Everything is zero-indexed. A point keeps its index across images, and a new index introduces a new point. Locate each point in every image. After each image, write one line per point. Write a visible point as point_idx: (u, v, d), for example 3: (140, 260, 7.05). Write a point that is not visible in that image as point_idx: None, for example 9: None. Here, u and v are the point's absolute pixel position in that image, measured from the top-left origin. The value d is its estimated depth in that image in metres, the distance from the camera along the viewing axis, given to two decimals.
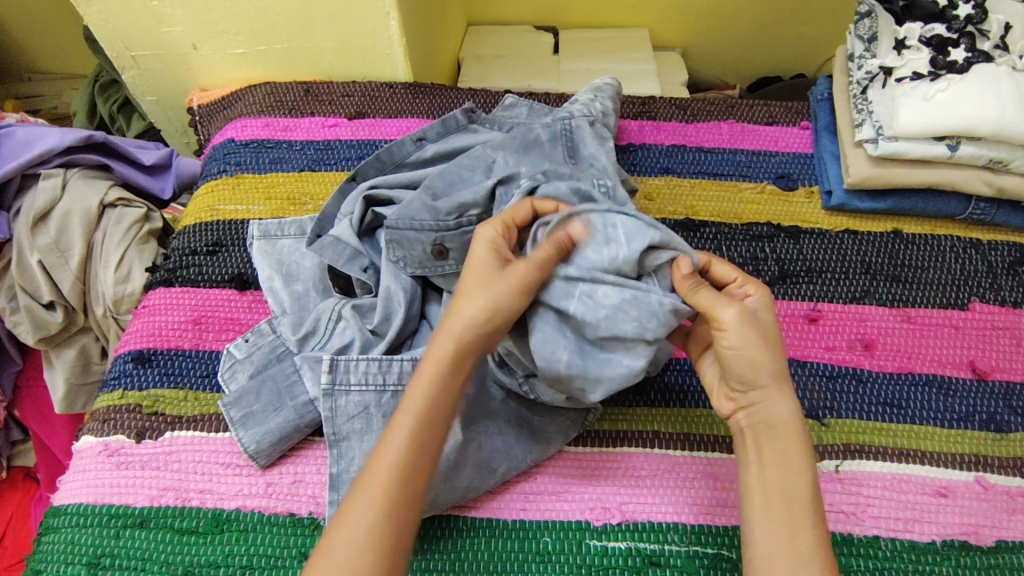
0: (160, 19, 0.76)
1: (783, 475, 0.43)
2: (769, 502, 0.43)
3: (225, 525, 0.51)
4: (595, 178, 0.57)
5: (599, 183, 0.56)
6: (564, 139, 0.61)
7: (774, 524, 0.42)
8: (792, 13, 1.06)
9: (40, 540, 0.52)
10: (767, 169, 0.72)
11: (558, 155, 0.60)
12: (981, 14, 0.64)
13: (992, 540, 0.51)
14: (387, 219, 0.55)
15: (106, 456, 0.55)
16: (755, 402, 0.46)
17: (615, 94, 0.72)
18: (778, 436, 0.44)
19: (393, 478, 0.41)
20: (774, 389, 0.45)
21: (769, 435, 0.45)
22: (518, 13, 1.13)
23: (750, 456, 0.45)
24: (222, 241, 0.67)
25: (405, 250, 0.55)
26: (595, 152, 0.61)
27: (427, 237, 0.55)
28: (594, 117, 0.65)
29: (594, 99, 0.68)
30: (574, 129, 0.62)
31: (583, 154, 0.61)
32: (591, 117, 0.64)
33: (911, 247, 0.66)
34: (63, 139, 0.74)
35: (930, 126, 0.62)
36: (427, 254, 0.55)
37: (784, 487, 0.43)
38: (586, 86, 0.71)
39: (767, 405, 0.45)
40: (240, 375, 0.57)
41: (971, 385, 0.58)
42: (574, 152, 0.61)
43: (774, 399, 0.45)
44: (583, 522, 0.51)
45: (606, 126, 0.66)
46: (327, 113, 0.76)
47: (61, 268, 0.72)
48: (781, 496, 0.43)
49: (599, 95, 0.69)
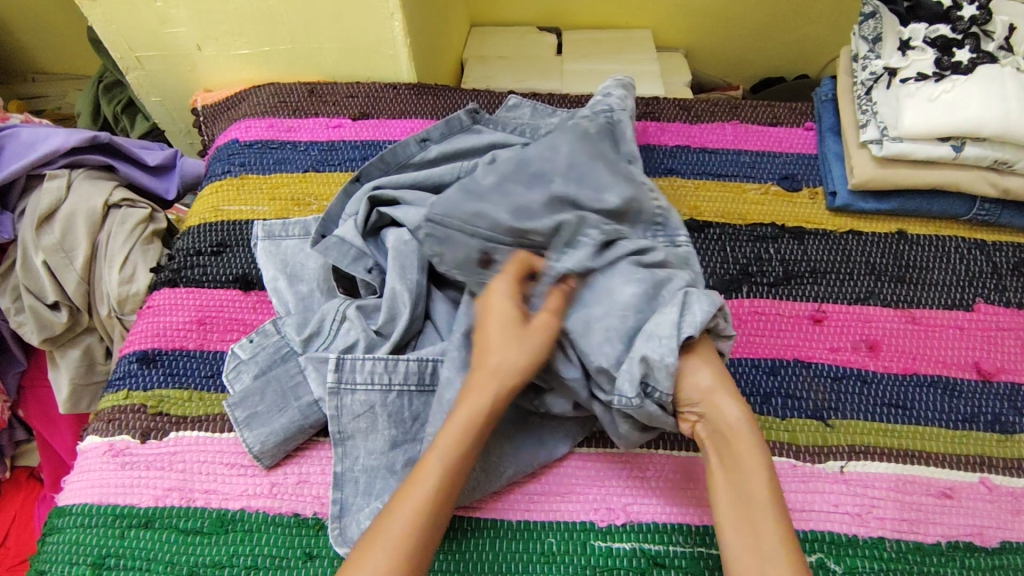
0: (165, 20, 0.76)
1: (739, 477, 0.44)
2: (733, 509, 0.43)
3: (230, 525, 0.51)
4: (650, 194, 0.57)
5: (653, 204, 0.56)
6: (609, 131, 0.61)
7: (736, 526, 0.43)
8: (796, 13, 1.06)
9: (45, 541, 0.52)
10: (771, 170, 0.72)
11: (605, 147, 0.59)
12: (986, 14, 0.64)
13: (997, 541, 0.50)
14: (433, 212, 0.53)
15: (110, 456, 0.55)
16: (702, 414, 0.47)
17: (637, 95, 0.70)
18: (731, 442, 0.45)
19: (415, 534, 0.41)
20: (716, 396, 0.47)
21: (722, 442, 0.46)
22: (522, 14, 1.13)
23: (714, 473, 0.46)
24: (227, 241, 0.67)
25: (444, 249, 0.54)
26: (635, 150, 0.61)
27: (476, 244, 0.53)
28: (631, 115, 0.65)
29: (625, 97, 0.66)
30: (617, 122, 0.63)
31: (624, 148, 0.61)
32: (628, 112, 0.65)
33: (916, 248, 0.66)
34: (68, 140, 0.75)
35: (935, 127, 0.62)
36: (474, 260, 0.54)
37: (739, 487, 0.44)
38: (612, 79, 0.68)
39: (714, 414, 0.46)
40: (245, 375, 0.56)
41: (974, 386, 0.58)
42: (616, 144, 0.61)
43: (724, 404, 0.46)
44: (588, 522, 0.50)
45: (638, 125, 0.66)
46: (331, 114, 0.76)
47: (67, 268, 0.72)
48: (742, 499, 0.43)
49: (629, 95, 0.67)
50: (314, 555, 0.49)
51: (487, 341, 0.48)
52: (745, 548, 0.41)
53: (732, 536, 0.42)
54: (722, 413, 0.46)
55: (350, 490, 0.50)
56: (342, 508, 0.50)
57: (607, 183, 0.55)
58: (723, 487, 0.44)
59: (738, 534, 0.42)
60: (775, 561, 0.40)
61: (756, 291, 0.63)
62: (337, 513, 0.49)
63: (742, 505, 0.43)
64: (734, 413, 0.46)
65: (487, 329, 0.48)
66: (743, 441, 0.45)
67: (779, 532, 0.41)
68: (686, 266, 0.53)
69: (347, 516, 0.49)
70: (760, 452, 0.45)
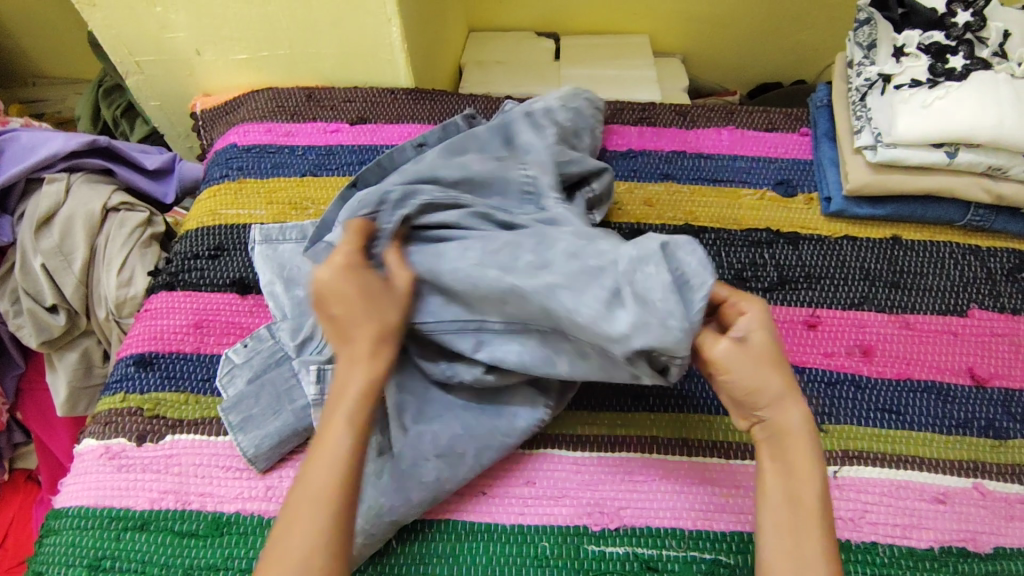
0: (165, 25, 0.76)
1: (790, 483, 0.43)
2: (779, 513, 0.43)
3: (226, 528, 0.51)
4: (520, 170, 0.60)
5: (523, 176, 0.59)
6: (500, 131, 0.64)
7: (780, 531, 0.42)
8: (793, 19, 1.07)
9: (41, 543, 0.52)
10: (766, 175, 0.72)
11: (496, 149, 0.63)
12: (980, 21, 0.65)
13: (990, 547, 0.51)
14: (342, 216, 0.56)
15: (107, 459, 0.55)
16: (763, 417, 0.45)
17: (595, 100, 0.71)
18: (787, 447, 0.44)
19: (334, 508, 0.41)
20: (785, 402, 0.45)
21: (778, 446, 0.44)
22: (520, 19, 1.13)
23: (764, 473, 0.45)
24: (224, 245, 0.68)
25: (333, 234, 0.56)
26: (530, 139, 0.63)
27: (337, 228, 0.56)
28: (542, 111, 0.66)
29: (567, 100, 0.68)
30: (510, 122, 0.65)
31: (518, 142, 0.63)
32: (530, 111, 0.66)
33: (910, 253, 0.66)
34: (67, 144, 0.75)
35: (929, 133, 0.62)
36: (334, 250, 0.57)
37: (789, 494, 0.43)
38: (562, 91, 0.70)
39: (777, 421, 0.45)
40: (238, 379, 0.57)
41: (969, 392, 0.58)
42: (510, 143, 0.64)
43: (786, 412, 0.45)
44: (581, 527, 0.51)
45: (558, 122, 0.65)
46: (329, 119, 0.77)
47: (65, 272, 0.73)
48: (789, 504, 0.43)
49: (570, 98, 0.69)
50: None
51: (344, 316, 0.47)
52: (784, 551, 0.41)
53: (771, 538, 0.42)
54: (787, 419, 0.44)
55: None
56: None
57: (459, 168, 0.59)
58: (772, 491, 0.44)
59: (783, 539, 0.42)
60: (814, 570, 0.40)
61: None
62: None
63: (789, 511, 0.42)
64: (798, 420, 0.44)
65: (349, 303, 0.47)
66: (801, 449, 0.44)
67: (822, 539, 0.41)
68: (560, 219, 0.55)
69: None
70: (815, 463, 0.44)
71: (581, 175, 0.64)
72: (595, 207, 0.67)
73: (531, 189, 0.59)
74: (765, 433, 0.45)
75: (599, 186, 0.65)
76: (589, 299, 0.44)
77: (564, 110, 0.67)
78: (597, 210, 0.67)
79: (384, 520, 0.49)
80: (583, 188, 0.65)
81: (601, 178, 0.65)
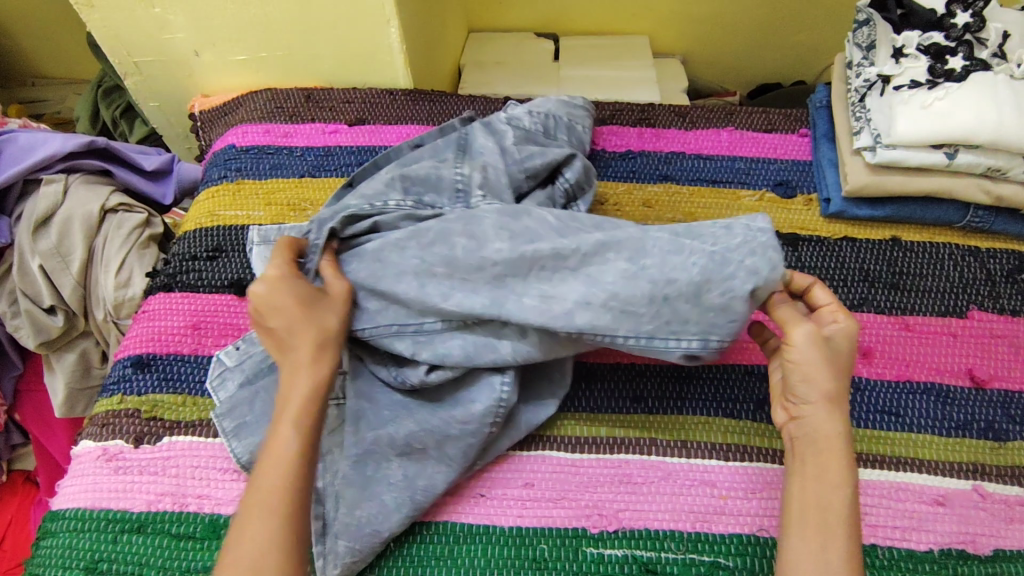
0: (163, 26, 0.76)
1: (820, 485, 0.43)
2: (806, 513, 0.43)
3: (223, 530, 0.51)
4: (454, 167, 0.60)
5: (456, 174, 0.60)
6: (457, 141, 0.64)
7: (805, 532, 0.42)
8: (793, 19, 1.07)
9: (38, 545, 0.52)
10: (765, 176, 0.72)
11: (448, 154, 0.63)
12: (979, 22, 0.64)
13: (990, 549, 0.50)
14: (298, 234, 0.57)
15: (104, 460, 0.55)
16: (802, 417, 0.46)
17: (586, 108, 0.73)
18: (822, 449, 0.44)
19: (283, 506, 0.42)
20: (830, 404, 0.45)
21: (812, 447, 0.45)
22: (519, 20, 1.13)
23: (795, 473, 0.45)
24: (222, 246, 0.67)
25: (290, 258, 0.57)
26: (484, 143, 0.63)
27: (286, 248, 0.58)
28: (503, 115, 0.67)
29: (544, 104, 0.70)
30: (468, 133, 0.64)
31: (474, 148, 0.63)
32: (487, 120, 0.66)
33: (909, 254, 0.66)
34: (65, 145, 0.75)
35: (928, 134, 0.62)
36: None
37: (816, 496, 0.43)
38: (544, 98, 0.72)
39: (813, 422, 0.45)
40: (230, 383, 0.57)
41: (969, 394, 0.58)
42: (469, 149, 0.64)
43: (828, 415, 0.45)
44: (580, 529, 0.50)
45: (520, 126, 0.66)
46: (327, 120, 0.77)
47: (62, 273, 0.73)
48: (816, 505, 0.43)
49: (550, 103, 0.70)
50: None
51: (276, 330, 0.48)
52: (808, 551, 0.41)
53: (794, 536, 0.42)
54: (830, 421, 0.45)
55: (331, 505, 0.50)
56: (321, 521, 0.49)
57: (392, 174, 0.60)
58: (799, 491, 0.44)
59: (807, 540, 0.42)
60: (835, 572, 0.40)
61: None
62: (320, 529, 0.49)
63: (817, 514, 0.42)
64: (838, 425, 0.45)
65: (283, 313, 0.48)
66: (834, 451, 0.44)
67: (848, 543, 0.41)
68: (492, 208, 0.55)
69: (330, 529, 0.49)
70: (847, 467, 0.44)
71: (547, 169, 0.63)
72: (578, 196, 0.65)
73: (462, 186, 0.59)
74: (800, 432, 0.46)
75: (572, 175, 0.64)
76: (540, 286, 0.49)
77: (531, 116, 0.68)
78: (581, 199, 0.66)
79: (383, 522, 0.48)
80: (558, 181, 0.64)
81: (573, 167, 0.64)
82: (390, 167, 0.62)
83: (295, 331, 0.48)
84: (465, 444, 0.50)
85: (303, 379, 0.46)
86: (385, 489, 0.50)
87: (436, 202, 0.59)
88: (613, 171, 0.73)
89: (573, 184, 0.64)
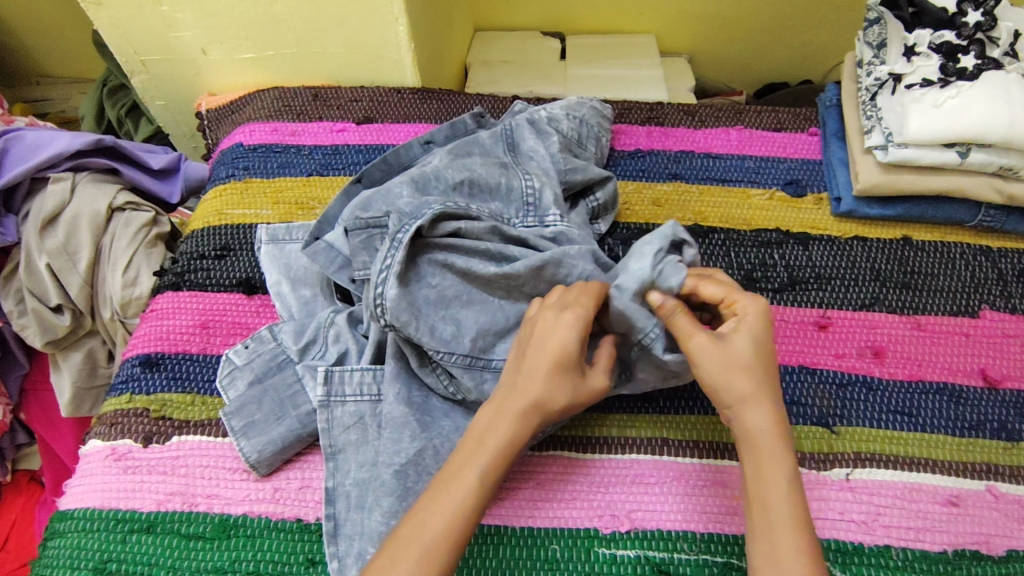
0: (170, 24, 0.76)
1: (761, 486, 0.42)
2: (751, 516, 0.42)
3: (233, 530, 0.51)
4: (524, 178, 0.61)
5: (526, 186, 0.60)
6: (504, 137, 0.65)
7: (759, 533, 0.42)
8: (801, 18, 1.06)
9: (47, 545, 0.52)
10: (776, 175, 0.72)
11: (498, 152, 0.64)
12: (990, 21, 0.64)
13: (1004, 549, 0.50)
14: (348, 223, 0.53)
15: (113, 460, 0.54)
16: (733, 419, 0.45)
17: (602, 115, 0.72)
18: (757, 447, 0.43)
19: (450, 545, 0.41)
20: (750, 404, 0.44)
21: (747, 446, 0.44)
22: (526, 19, 1.13)
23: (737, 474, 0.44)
24: (230, 245, 0.67)
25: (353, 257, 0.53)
26: (534, 146, 0.65)
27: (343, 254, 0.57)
28: (540, 113, 0.67)
29: (574, 108, 0.70)
30: (514, 128, 0.66)
31: (522, 149, 0.65)
32: (529, 116, 0.67)
33: (921, 254, 0.65)
34: (73, 144, 0.75)
35: (940, 133, 0.62)
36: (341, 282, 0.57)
37: (760, 497, 0.42)
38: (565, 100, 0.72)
39: (741, 423, 0.44)
40: (239, 382, 0.56)
41: (981, 393, 0.58)
42: (514, 148, 0.65)
43: (754, 411, 0.44)
44: (592, 529, 0.50)
45: (557, 129, 0.67)
46: (334, 118, 0.76)
47: (70, 271, 0.72)
48: (761, 506, 0.42)
49: (575, 106, 0.70)
50: (316, 560, 0.49)
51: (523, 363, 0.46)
52: (762, 555, 0.41)
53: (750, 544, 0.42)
54: (754, 420, 0.44)
55: (343, 505, 0.49)
56: (334, 522, 0.49)
57: (460, 173, 0.58)
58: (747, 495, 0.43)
59: (758, 542, 0.41)
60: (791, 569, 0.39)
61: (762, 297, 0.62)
62: (332, 530, 0.49)
63: (761, 515, 0.42)
64: (763, 421, 0.44)
65: (546, 355, 0.45)
66: (770, 447, 0.43)
67: (798, 543, 0.40)
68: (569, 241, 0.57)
69: (342, 531, 0.48)
70: (785, 463, 0.43)
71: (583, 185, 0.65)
72: (600, 216, 0.66)
73: (534, 199, 0.60)
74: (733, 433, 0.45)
75: (602, 194, 0.65)
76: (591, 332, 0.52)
77: (568, 120, 0.68)
78: (602, 218, 0.67)
79: None
80: (587, 197, 0.65)
81: (605, 188, 0.66)
82: (438, 159, 0.62)
83: (535, 369, 0.45)
84: None
85: (505, 426, 0.44)
86: None
87: (500, 210, 0.59)
88: (622, 170, 0.73)
89: (601, 204, 0.65)
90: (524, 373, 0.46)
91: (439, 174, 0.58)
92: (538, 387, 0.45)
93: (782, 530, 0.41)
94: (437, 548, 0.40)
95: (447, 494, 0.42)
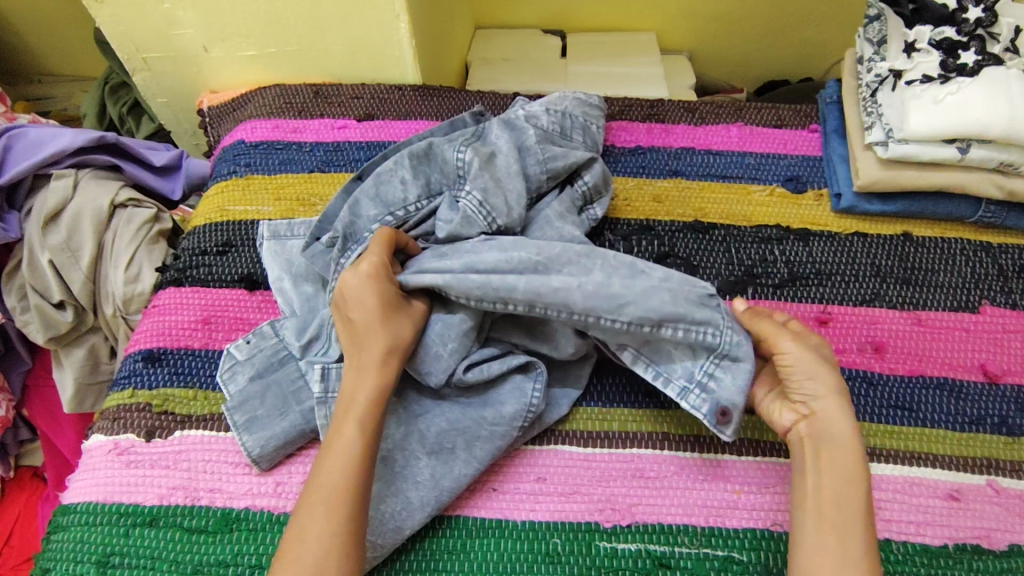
0: (172, 22, 0.76)
1: (836, 485, 0.45)
2: (820, 511, 0.44)
3: (235, 524, 0.51)
4: (458, 148, 0.61)
5: (459, 156, 0.60)
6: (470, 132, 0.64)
7: (821, 528, 0.43)
8: (801, 15, 1.06)
9: (50, 539, 0.52)
10: (776, 172, 0.72)
11: (463, 136, 0.63)
12: (991, 17, 0.64)
13: (1005, 544, 0.50)
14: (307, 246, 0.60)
15: (115, 454, 0.55)
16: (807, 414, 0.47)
17: (598, 111, 0.72)
18: (836, 445, 0.46)
19: (343, 492, 0.44)
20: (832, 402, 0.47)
21: (821, 444, 0.46)
22: (526, 17, 1.13)
23: (806, 468, 0.46)
24: (232, 241, 0.67)
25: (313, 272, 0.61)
26: (498, 135, 0.63)
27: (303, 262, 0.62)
28: (515, 113, 0.67)
29: (559, 100, 0.69)
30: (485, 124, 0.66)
31: (488, 136, 0.64)
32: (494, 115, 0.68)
33: (921, 249, 0.66)
34: (75, 141, 0.75)
35: (940, 130, 0.62)
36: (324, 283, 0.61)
37: (834, 494, 0.44)
38: (557, 93, 0.71)
39: (821, 419, 0.47)
40: (240, 376, 0.56)
41: (981, 389, 0.58)
42: (482, 138, 0.64)
43: (835, 411, 0.47)
44: (592, 523, 0.50)
45: (541, 122, 0.66)
46: (335, 115, 0.76)
47: (72, 267, 0.73)
48: (833, 502, 0.44)
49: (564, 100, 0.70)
50: None
51: (354, 328, 0.51)
52: (828, 549, 0.42)
53: (814, 538, 0.43)
54: (835, 418, 0.46)
55: None
56: None
57: (396, 164, 0.61)
58: (816, 489, 0.45)
59: (825, 536, 0.43)
60: (855, 569, 0.41)
61: (761, 293, 0.63)
62: None
63: (832, 510, 0.44)
64: (845, 423, 0.46)
65: (368, 311, 0.50)
66: (847, 448, 0.46)
67: (863, 537, 0.43)
68: (509, 206, 0.59)
69: None
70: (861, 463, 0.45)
71: (567, 170, 0.64)
72: (594, 199, 0.66)
73: (465, 170, 0.60)
74: (811, 428, 0.47)
75: (591, 178, 0.65)
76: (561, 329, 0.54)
77: (549, 114, 0.67)
78: (596, 202, 0.67)
79: (399, 523, 0.48)
80: (576, 183, 0.65)
81: (591, 170, 0.65)
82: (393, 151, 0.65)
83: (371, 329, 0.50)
84: (491, 444, 0.51)
85: (369, 379, 0.48)
86: (411, 487, 0.50)
87: (439, 182, 0.61)
88: (623, 167, 0.73)
89: (590, 187, 0.65)
90: (364, 335, 0.50)
91: (378, 176, 0.61)
92: (382, 341, 0.49)
93: (852, 528, 0.43)
94: (339, 499, 0.43)
95: (336, 450, 0.45)
